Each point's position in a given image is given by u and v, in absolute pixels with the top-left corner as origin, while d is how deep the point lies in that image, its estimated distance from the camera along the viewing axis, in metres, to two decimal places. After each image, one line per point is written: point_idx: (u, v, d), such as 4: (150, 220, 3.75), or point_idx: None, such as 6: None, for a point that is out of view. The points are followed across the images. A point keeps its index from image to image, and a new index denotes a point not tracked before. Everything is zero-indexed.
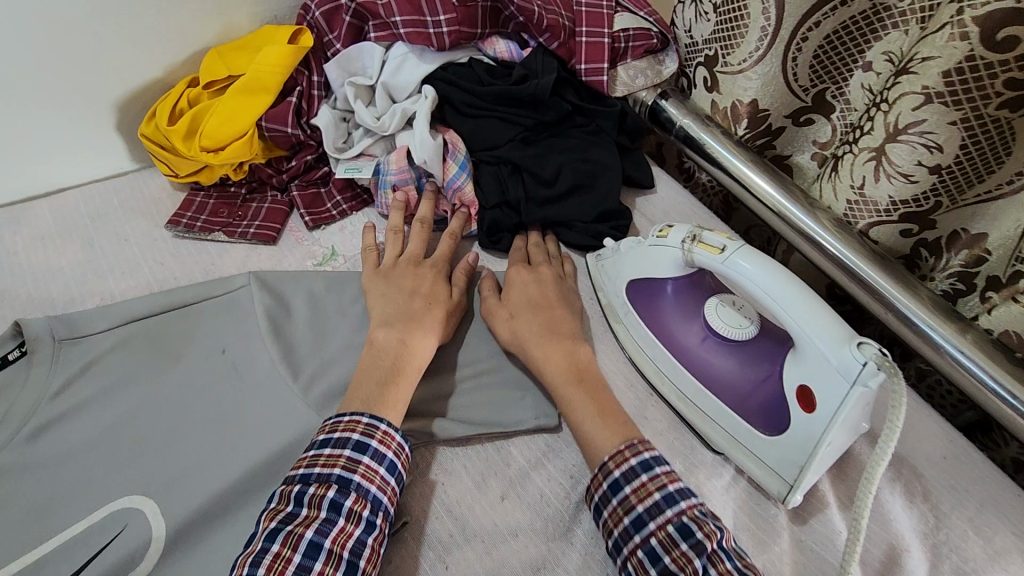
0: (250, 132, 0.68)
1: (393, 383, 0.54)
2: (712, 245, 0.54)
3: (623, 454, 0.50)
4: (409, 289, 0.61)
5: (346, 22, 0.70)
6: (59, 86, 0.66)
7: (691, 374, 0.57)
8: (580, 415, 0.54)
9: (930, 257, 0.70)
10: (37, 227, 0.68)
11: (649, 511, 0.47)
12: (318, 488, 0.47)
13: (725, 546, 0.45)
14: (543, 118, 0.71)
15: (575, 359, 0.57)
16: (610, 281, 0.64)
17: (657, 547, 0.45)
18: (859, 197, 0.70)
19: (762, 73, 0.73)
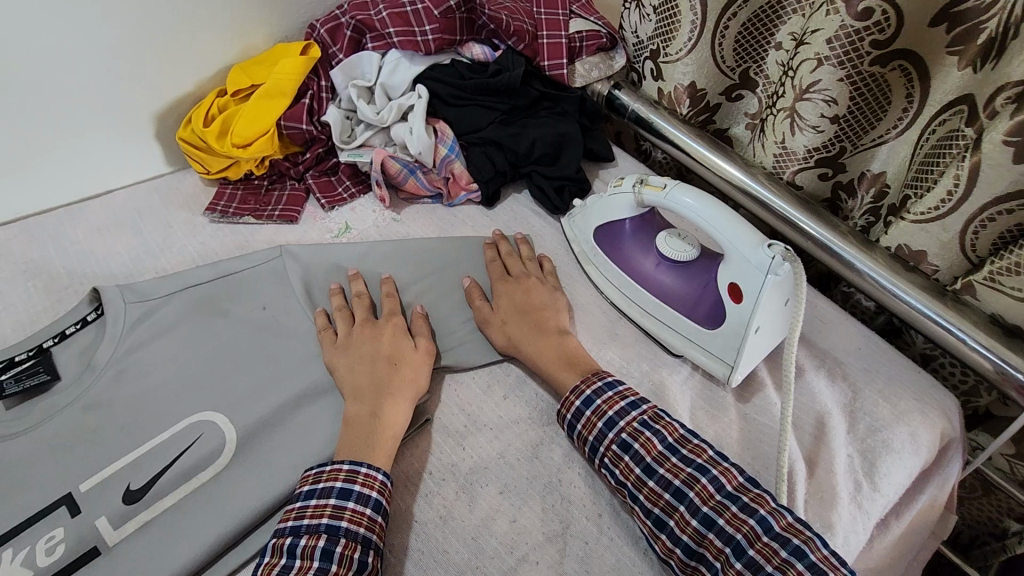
0: (271, 131, 0.80)
1: (377, 439, 0.58)
2: (655, 186, 0.68)
3: (570, 400, 0.61)
4: (376, 354, 0.64)
5: (347, 37, 0.84)
6: (110, 102, 0.78)
7: (651, 294, 0.70)
8: (557, 378, 0.64)
9: (848, 199, 0.86)
10: (94, 222, 0.80)
11: (599, 439, 0.59)
12: (309, 539, 0.51)
13: (666, 445, 0.57)
14: (517, 103, 0.86)
15: (556, 348, 0.66)
16: (581, 232, 0.78)
17: (610, 464, 0.58)
18: (783, 151, 0.85)
19: (695, 59, 0.89)
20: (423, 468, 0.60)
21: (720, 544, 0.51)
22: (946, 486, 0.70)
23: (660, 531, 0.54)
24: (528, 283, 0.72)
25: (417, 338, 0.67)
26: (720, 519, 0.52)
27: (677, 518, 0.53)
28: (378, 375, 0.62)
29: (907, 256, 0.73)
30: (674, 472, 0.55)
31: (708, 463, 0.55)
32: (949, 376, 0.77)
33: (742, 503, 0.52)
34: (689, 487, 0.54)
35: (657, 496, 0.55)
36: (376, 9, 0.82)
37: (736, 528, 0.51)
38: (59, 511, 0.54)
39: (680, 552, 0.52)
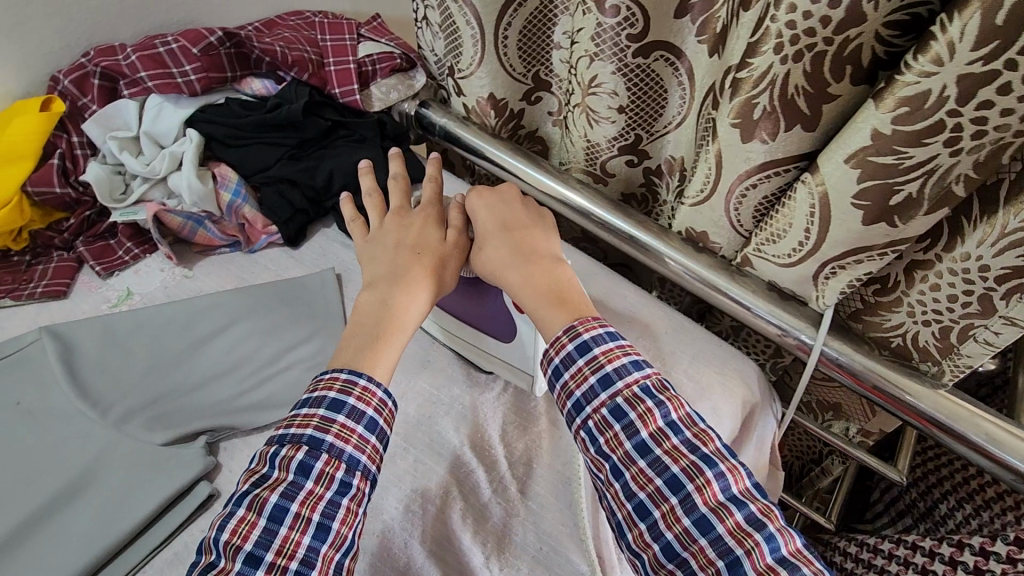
0: (15, 199, 0.71)
1: (371, 347, 0.54)
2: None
3: (561, 340, 0.53)
4: (400, 244, 0.61)
5: (96, 86, 0.76)
6: None
7: (444, 311, 0.67)
8: (542, 314, 0.56)
9: (659, 180, 0.93)
10: None
11: (586, 396, 0.52)
12: (290, 449, 0.48)
13: (668, 423, 0.49)
14: (304, 135, 0.82)
15: (543, 280, 0.58)
16: None
17: (593, 429, 0.51)
18: (590, 145, 0.89)
19: (487, 72, 0.88)
20: None
21: (713, 555, 0.45)
22: (766, 444, 0.74)
23: (640, 522, 0.48)
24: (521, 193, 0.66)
25: (449, 228, 0.63)
26: (720, 526, 0.45)
27: (664, 512, 0.47)
28: (399, 261, 0.60)
29: (698, 238, 0.76)
30: (673, 456, 0.48)
31: (714, 454, 0.48)
32: (755, 345, 0.80)
33: (748, 511, 0.46)
34: (688, 478, 0.47)
35: (648, 480, 0.48)
36: (123, 55, 0.76)
37: (738, 543, 0.44)
38: None
39: (659, 551, 0.47)
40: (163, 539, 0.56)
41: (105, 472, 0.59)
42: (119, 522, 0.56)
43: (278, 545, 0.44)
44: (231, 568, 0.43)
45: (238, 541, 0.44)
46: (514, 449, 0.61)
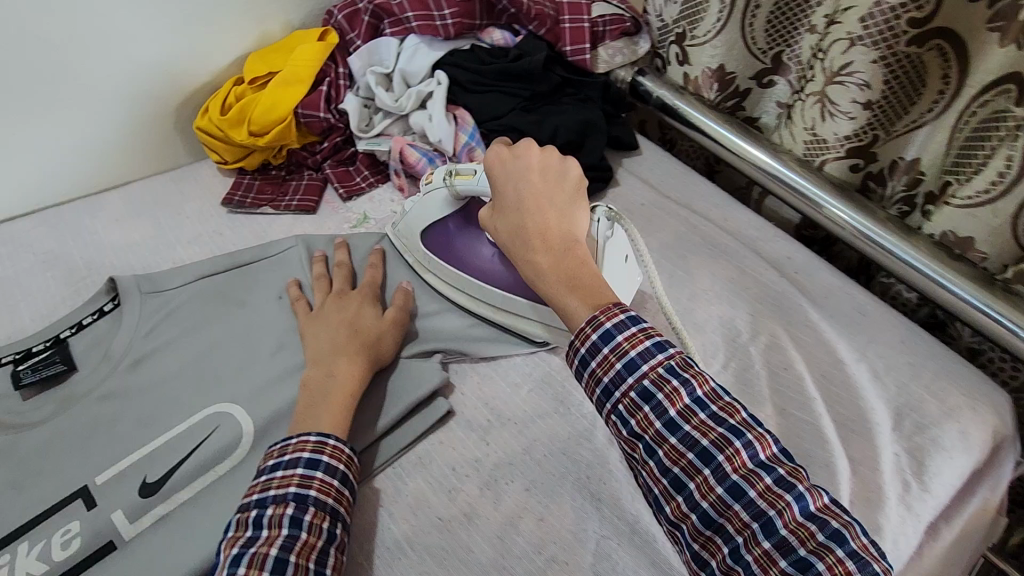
0: (289, 118, 0.79)
1: (326, 407, 0.54)
2: (467, 173, 0.66)
3: (585, 332, 0.50)
4: (341, 321, 0.62)
5: (365, 22, 0.82)
6: (128, 90, 0.78)
7: (492, 286, 0.66)
8: (562, 301, 0.53)
9: (878, 188, 0.78)
10: (110, 212, 0.79)
11: (613, 382, 0.49)
12: (277, 508, 0.47)
13: (694, 398, 0.47)
14: (538, 89, 0.83)
15: (559, 258, 0.55)
16: (407, 240, 0.71)
17: (623, 414, 0.48)
18: (813, 138, 0.78)
19: (723, 42, 0.83)
20: (446, 463, 0.57)
21: (747, 518, 0.43)
22: (1001, 488, 0.66)
23: (676, 494, 0.46)
24: (545, 158, 0.62)
25: (388, 309, 0.65)
26: (752, 492, 0.44)
27: (698, 482, 0.45)
28: (339, 339, 0.60)
29: (953, 243, 0.70)
30: (702, 430, 0.46)
31: (741, 425, 0.46)
32: (998, 371, 0.73)
33: (778, 475, 0.44)
34: (718, 450, 0.45)
35: (680, 454, 0.46)
36: None
37: (770, 504, 0.43)
38: (74, 503, 0.52)
39: (696, 519, 0.45)
40: (410, 443, 0.58)
41: None
42: (370, 423, 0.58)
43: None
44: None
45: None
46: None
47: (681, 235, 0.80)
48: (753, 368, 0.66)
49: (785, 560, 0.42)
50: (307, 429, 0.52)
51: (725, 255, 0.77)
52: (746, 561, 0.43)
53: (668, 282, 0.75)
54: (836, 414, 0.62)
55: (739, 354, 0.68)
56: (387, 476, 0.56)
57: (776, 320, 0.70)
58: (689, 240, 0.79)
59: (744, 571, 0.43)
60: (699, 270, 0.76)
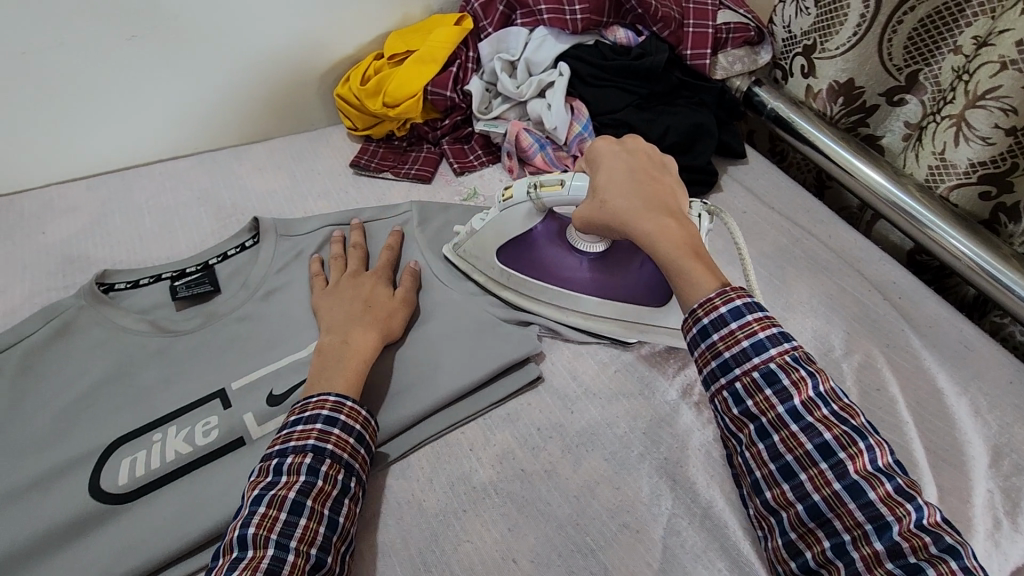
0: (419, 95, 0.85)
1: (343, 372, 0.57)
2: (553, 184, 0.63)
3: (712, 302, 0.51)
4: (355, 298, 0.65)
5: (499, 12, 0.88)
6: (285, 55, 0.88)
7: (586, 295, 0.68)
8: (683, 271, 0.54)
9: (1009, 223, 0.73)
10: (255, 161, 0.89)
11: (736, 358, 0.50)
12: (295, 457, 0.50)
13: (818, 392, 0.48)
14: (654, 89, 0.86)
15: (681, 233, 0.56)
16: (478, 258, 0.71)
17: (740, 391, 0.50)
18: (940, 162, 0.75)
19: (855, 57, 0.81)
20: (533, 423, 0.61)
21: (860, 518, 0.44)
22: None
23: (783, 482, 0.48)
24: (649, 149, 0.65)
25: (398, 288, 0.67)
26: (871, 493, 0.44)
27: (812, 474, 0.46)
28: (354, 314, 0.63)
29: None
30: (824, 425, 0.47)
31: (863, 428, 0.47)
32: None
33: (896, 484, 0.44)
34: (840, 446, 0.46)
35: (797, 443, 0.47)
36: None
37: (889, 509, 0.43)
38: (212, 403, 0.61)
39: (802, 509, 0.46)
40: (500, 399, 0.63)
41: (454, 331, 0.66)
42: (465, 375, 0.62)
43: (299, 532, 0.47)
44: (263, 555, 0.45)
45: (265, 532, 0.46)
46: None
47: (781, 246, 0.80)
48: (844, 384, 0.66)
49: (892, 562, 0.42)
50: (328, 388, 0.55)
51: (825, 271, 0.77)
52: (851, 558, 0.44)
53: (763, 288, 0.75)
54: (929, 443, 0.61)
55: (830, 368, 0.67)
56: (478, 425, 0.61)
57: (872, 341, 0.69)
58: (789, 252, 0.79)
59: (847, 567, 0.44)
60: (797, 282, 0.76)
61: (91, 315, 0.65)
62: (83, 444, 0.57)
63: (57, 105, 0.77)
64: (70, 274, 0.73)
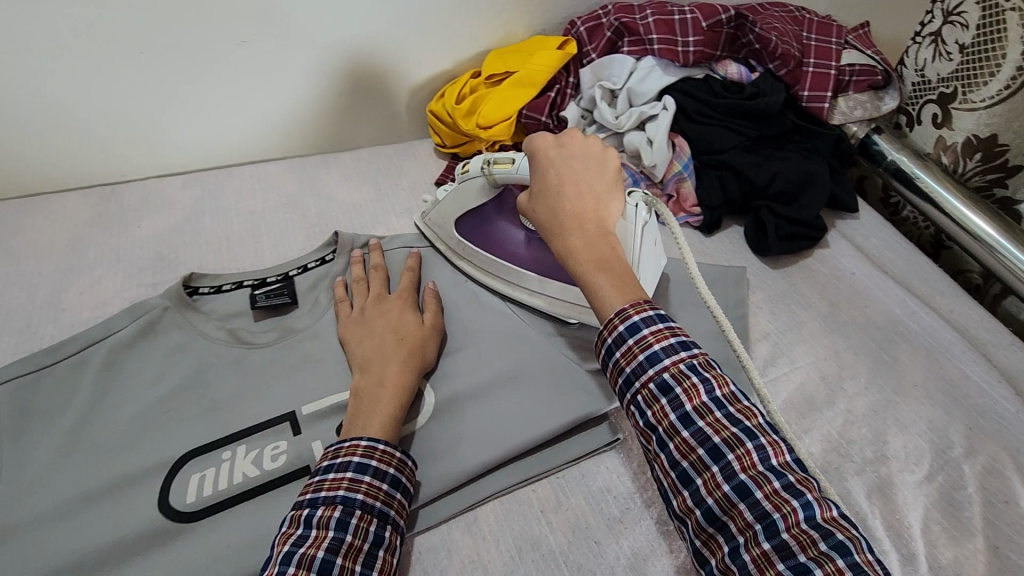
0: (513, 117, 0.83)
1: (375, 408, 0.55)
2: (505, 162, 0.65)
3: (612, 322, 0.47)
4: (386, 328, 0.62)
5: (605, 37, 0.84)
6: (384, 67, 0.87)
7: (530, 270, 0.68)
8: (593, 285, 0.50)
9: None
10: (342, 170, 0.89)
11: (635, 372, 0.45)
12: (325, 509, 0.47)
13: (713, 397, 0.43)
14: (766, 131, 0.80)
15: (590, 244, 0.52)
16: (440, 228, 0.73)
17: (640, 403, 0.45)
18: None
19: (1006, 110, 0.72)
20: (608, 488, 0.57)
21: (750, 518, 0.39)
22: None
23: (683, 489, 0.43)
24: (586, 147, 0.59)
25: (427, 313, 0.65)
26: (758, 493, 0.40)
27: (705, 478, 0.42)
28: (383, 344, 0.60)
29: None
30: (715, 428, 0.42)
31: (756, 428, 0.42)
32: None
33: (788, 481, 0.40)
34: (729, 448, 0.41)
35: (690, 448, 0.42)
36: (642, 14, 0.82)
37: (775, 507, 0.39)
38: (282, 425, 0.60)
39: (699, 515, 0.42)
40: (574, 458, 0.59)
41: (530, 375, 0.62)
42: (538, 426, 0.59)
43: None
44: None
45: None
46: (941, 554, 0.54)
47: (894, 317, 0.72)
48: (964, 489, 0.58)
49: (782, 564, 0.37)
50: (361, 433, 0.53)
51: (945, 351, 0.69)
52: (743, 561, 0.39)
53: (873, 363, 0.68)
54: None
55: (948, 468, 0.59)
56: (550, 483, 0.57)
57: (999, 442, 0.61)
58: (903, 324, 0.71)
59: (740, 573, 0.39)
60: (911, 361, 0.68)
61: (176, 319, 0.66)
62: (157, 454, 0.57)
63: (163, 102, 0.79)
64: (159, 271, 0.74)
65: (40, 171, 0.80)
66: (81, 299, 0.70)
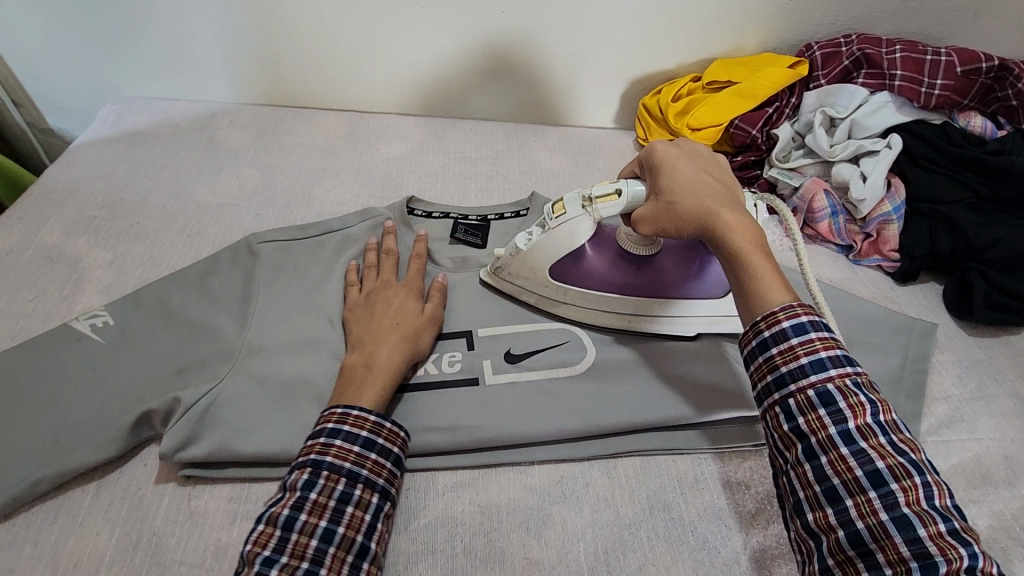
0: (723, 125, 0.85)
1: (362, 383, 0.56)
2: (609, 194, 0.60)
3: (776, 316, 0.48)
4: (384, 313, 0.62)
5: (841, 65, 0.84)
6: (611, 59, 0.94)
7: (656, 298, 0.65)
8: (757, 274, 0.51)
9: None
10: (547, 141, 0.97)
11: (793, 373, 0.46)
12: (297, 471, 0.50)
13: (877, 420, 0.44)
14: (999, 192, 0.75)
15: (750, 233, 0.54)
16: (522, 276, 0.67)
17: (793, 407, 0.46)
18: None
19: None
20: (747, 485, 0.58)
21: (906, 554, 0.39)
22: None
23: (827, 505, 0.43)
24: (701, 149, 0.61)
25: (427, 304, 0.65)
26: (921, 529, 0.40)
27: (858, 501, 0.42)
28: (376, 327, 0.61)
29: None
30: (878, 452, 0.43)
31: (921, 463, 0.43)
32: None
33: (952, 526, 0.40)
34: (892, 477, 0.42)
35: (847, 467, 0.43)
36: (889, 49, 0.82)
37: (940, 550, 0.39)
38: (458, 340, 0.66)
39: (843, 536, 0.42)
40: (719, 447, 0.61)
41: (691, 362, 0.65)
42: (690, 407, 0.61)
43: (290, 547, 0.46)
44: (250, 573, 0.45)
45: (258, 549, 0.46)
46: None
47: None
48: None
49: None
50: (340, 401, 0.55)
51: None
52: None
53: None
54: None
55: None
56: (688, 462, 0.60)
57: None
58: None
59: None
60: None
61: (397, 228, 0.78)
62: None
63: (422, 52, 0.93)
64: (387, 189, 0.87)
65: (315, 90, 0.98)
66: (327, 196, 0.85)
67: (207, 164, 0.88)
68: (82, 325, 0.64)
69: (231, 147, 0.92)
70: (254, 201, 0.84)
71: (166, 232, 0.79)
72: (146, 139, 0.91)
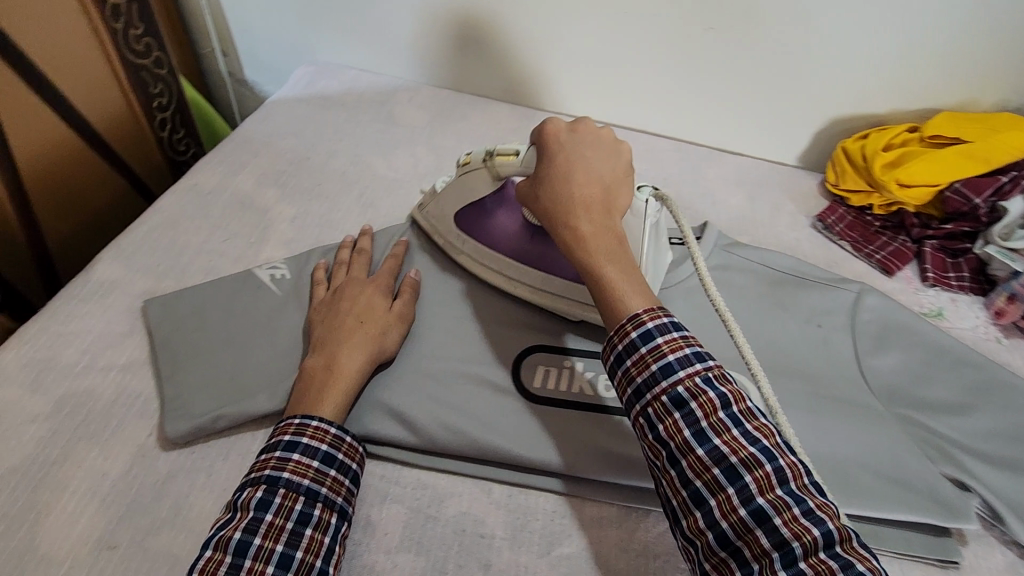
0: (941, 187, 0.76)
1: (327, 389, 0.54)
2: (507, 154, 0.62)
3: (625, 329, 0.47)
4: (350, 310, 0.60)
5: None
6: (815, 94, 0.87)
7: (543, 270, 0.66)
8: (606, 283, 0.50)
9: None
10: (723, 171, 0.92)
11: (646, 382, 0.46)
12: (250, 489, 0.47)
13: (729, 413, 0.43)
14: None
15: (609, 237, 0.53)
16: (438, 221, 0.72)
17: (652, 417, 0.45)
18: None
19: None
20: None
21: (767, 545, 0.39)
22: None
23: (695, 509, 0.42)
24: (593, 137, 0.58)
25: (398, 300, 0.64)
26: (776, 518, 0.39)
27: (720, 500, 0.41)
28: (337, 322, 0.59)
29: None
30: (733, 446, 0.42)
31: (775, 448, 0.42)
32: None
33: (806, 507, 0.40)
34: (746, 469, 0.41)
35: (705, 467, 0.42)
36: None
37: (794, 535, 0.39)
38: None
39: (712, 538, 0.41)
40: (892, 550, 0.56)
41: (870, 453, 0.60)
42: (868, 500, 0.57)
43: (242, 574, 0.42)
44: None
45: None
46: None
47: None
48: None
49: None
50: (296, 412, 0.52)
51: None
52: None
53: None
54: None
55: None
56: None
57: None
58: None
59: None
60: None
61: None
62: (523, 329, 0.66)
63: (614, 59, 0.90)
64: None
65: (494, 81, 0.99)
66: None
67: (385, 138, 0.91)
68: (267, 276, 0.69)
69: (410, 124, 0.94)
70: (425, 182, 0.85)
71: (343, 198, 0.82)
72: (333, 105, 0.96)
